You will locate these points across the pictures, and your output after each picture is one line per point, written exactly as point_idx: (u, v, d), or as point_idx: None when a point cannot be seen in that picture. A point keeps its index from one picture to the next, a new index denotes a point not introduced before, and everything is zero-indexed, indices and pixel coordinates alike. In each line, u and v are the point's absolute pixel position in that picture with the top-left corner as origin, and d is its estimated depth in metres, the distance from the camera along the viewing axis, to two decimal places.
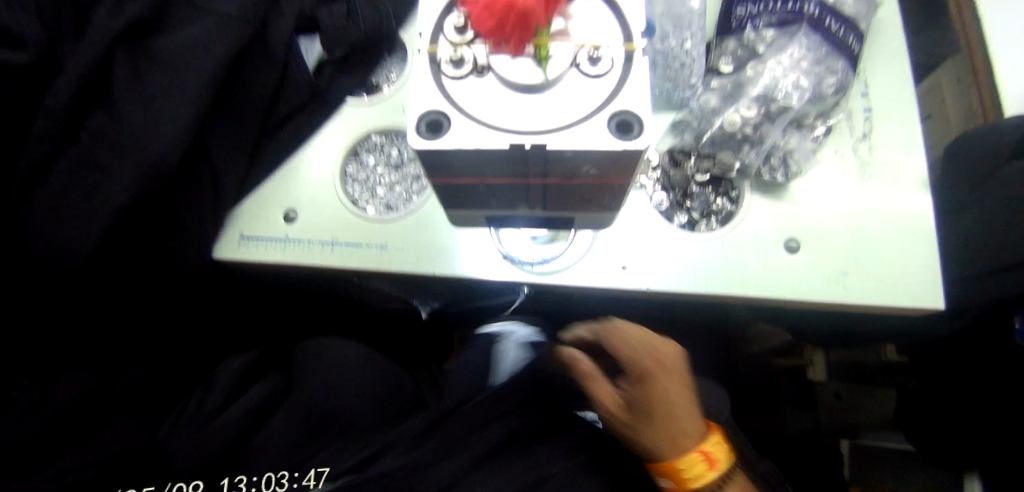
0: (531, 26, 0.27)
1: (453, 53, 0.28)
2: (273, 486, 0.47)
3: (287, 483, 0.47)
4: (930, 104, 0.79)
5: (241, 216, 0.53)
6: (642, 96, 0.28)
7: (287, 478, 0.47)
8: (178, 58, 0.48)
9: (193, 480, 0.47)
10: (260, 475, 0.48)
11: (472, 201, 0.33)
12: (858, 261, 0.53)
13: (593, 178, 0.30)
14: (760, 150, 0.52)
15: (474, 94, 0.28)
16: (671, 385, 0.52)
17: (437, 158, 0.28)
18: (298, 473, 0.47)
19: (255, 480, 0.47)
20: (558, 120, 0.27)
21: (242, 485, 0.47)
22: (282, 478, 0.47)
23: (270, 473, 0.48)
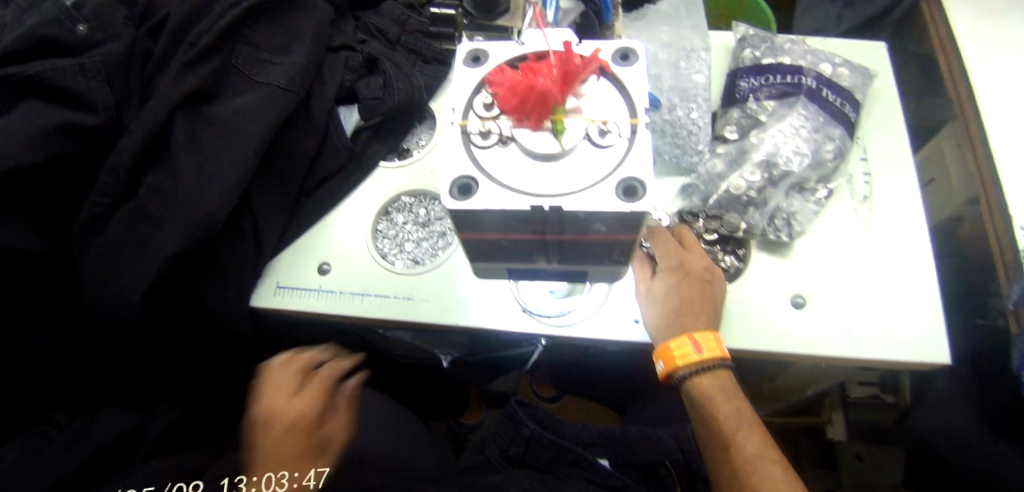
0: (549, 105, 0.31)
1: (481, 126, 0.33)
2: None
3: None
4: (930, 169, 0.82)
5: (279, 267, 0.57)
6: (645, 165, 0.31)
7: None
8: (231, 124, 0.54)
9: (192, 482, 0.53)
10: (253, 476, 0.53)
11: (495, 254, 0.36)
12: (862, 318, 0.55)
13: (603, 236, 0.33)
14: (765, 211, 0.54)
15: (499, 162, 0.32)
16: (695, 281, 0.50)
17: (466, 217, 0.31)
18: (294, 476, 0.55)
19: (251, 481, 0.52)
20: (571, 184, 0.31)
21: (240, 485, 0.51)
22: None
23: (263, 475, 0.54)
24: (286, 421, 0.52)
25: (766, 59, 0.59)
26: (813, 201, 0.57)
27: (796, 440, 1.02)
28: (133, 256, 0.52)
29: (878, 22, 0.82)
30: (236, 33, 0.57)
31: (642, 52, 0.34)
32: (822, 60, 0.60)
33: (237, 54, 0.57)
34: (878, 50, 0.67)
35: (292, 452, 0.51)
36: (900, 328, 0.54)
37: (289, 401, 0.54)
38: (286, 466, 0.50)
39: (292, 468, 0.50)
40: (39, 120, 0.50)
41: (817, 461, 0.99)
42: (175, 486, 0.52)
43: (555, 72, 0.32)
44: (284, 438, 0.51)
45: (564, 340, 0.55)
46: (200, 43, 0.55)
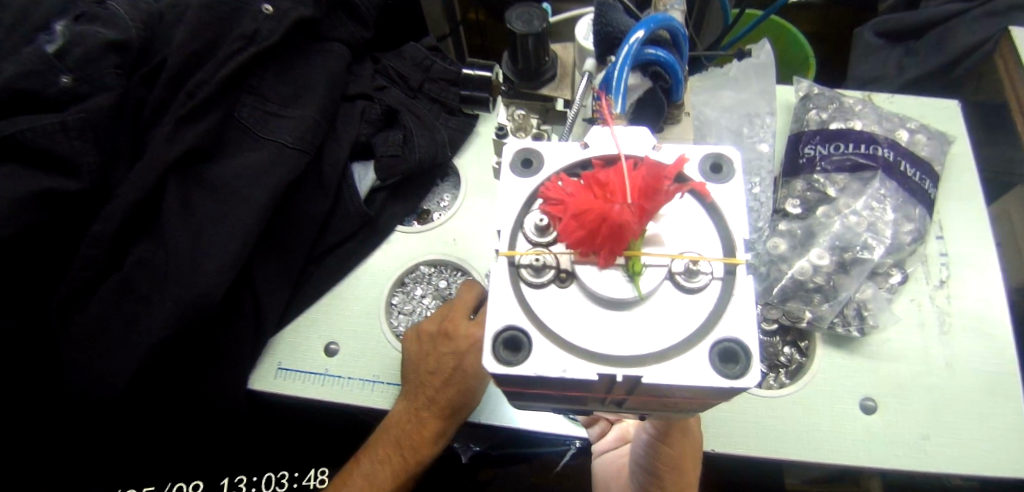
0: (625, 239, 0.24)
1: (533, 259, 0.26)
2: (274, 484, 0.56)
3: (288, 482, 0.56)
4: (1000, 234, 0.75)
5: (281, 345, 0.49)
6: (747, 321, 0.25)
7: (287, 479, 0.56)
8: (232, 188, 0.49)
9: (192, 481, 0.54)
10: (258, 476, 0.56)
11: (542, 400, 0.29)
12: (942, 426, 0.47)
13: (685, 399, 0.26)
14: (836, 302, 0.48)
15: (557, 308, 0.25)
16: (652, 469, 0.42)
17: (514, 380, 0.24)
18: (298, 475, 0.57)
19: (255, 481, 0.56)
20: (652, 344, 0.24)
21: (241, 485, 0.55)
22: (282, 479, 0.56)
23: (270, 474, 0.56)
24: (438, 377, 0.45)
25: (835, 124, 0.53)
26: (886, 288, 0.50)
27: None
28: (114, 337, 0.46)
29: (941, 72, 0.75)
30: (240, 82, 0.52)
31: (737, 161, 0.28)
32: (898, 126, 0.54)
33: (241, 106, 0.52)
34: (953, 111, 0.60)
35: (439, 408, 0.45)
36: (988, 440, 0.47)
37: (457, 354, 0.45)
38: (426, 411, 0.45)
39: (428, 421, 0.45)
40: (13, 183, 0.44)
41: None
42: (175, 487, 0.53)
43: (633, 196, 0.25)
44: (428, 397, 0.45)
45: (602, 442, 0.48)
46: (199, 94, 0.50)
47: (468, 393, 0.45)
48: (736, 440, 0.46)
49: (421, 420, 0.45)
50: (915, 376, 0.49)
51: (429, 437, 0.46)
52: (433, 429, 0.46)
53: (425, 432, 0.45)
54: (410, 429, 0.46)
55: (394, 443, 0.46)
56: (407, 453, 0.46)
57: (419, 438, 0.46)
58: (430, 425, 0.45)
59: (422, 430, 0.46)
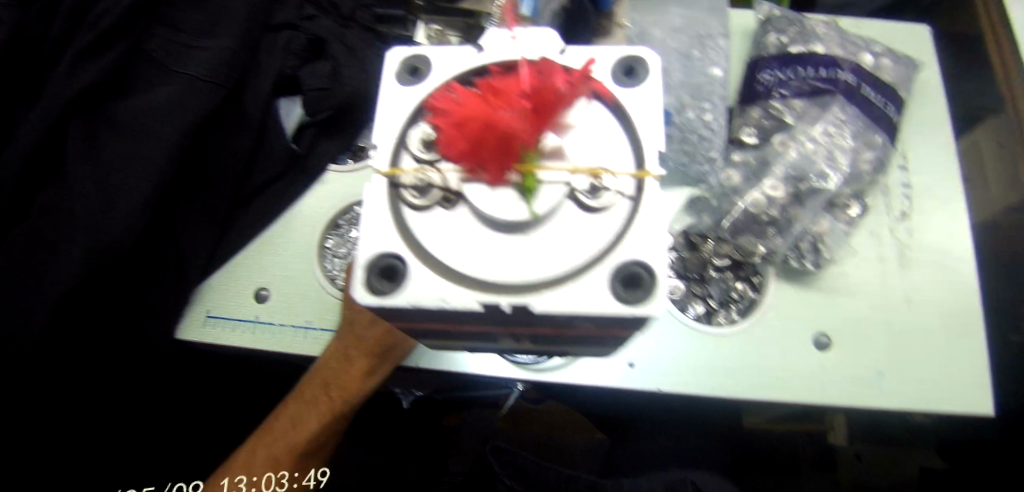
0: (514, 150, 0.22)
1: (415, 177, 0.23)
2: None
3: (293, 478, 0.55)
4: None
5: (209, 293, 0.47)
6: (657, 243, 0.22)
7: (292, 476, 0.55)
8: (140, 126, 0.45)
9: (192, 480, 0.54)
10: None
11: (447, 338, 0.27)
12: (894, 362, 0.47)
13: (591, 329, 0.24)
14: (789, 235, 0.46)
15: (444, 232, 0.23)
16: None
17: (394, 312, 0.22)
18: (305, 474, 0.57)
19: None
20: (542, 269, 0.22)
21: None
22: None
23: None
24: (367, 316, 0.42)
25: (795, 47, 0.49)
26: (844, 220, 0.48)
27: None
28: (25, 290, 0.43)
29: None
30: (148, 10, 0.47)
31: (655, 65, 0.25)
32: (862, 49, 0.50)
33: (151, 37, 0.47)
34: (925, 34, 0.56)
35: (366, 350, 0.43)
36: (939, 374, 0.46)
37: None
38: (355, 353, 0.43)
39: (357, 362, 0.43)
40: None
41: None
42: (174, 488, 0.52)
43: (526, 102, 0.22)
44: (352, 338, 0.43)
45: (546, 384, 0.46)
46: (101, 24, 0.45)
47: (397, 331, 0.43)
48: (682, 379, 0.44)
49: (346, 362, 0.43)
50: (871, 311, 0.48)
51: (360, 379, 0.43)
52: (364, 371, 0.43)
53: (353, 373, 0.43)
54: (337, 371, 0.44)
55: (322, 385, 0.44)
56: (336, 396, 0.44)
57: (348, 380, 0.43)
58: (357, 366, 0.43)
59: (352, 373, 0.43)
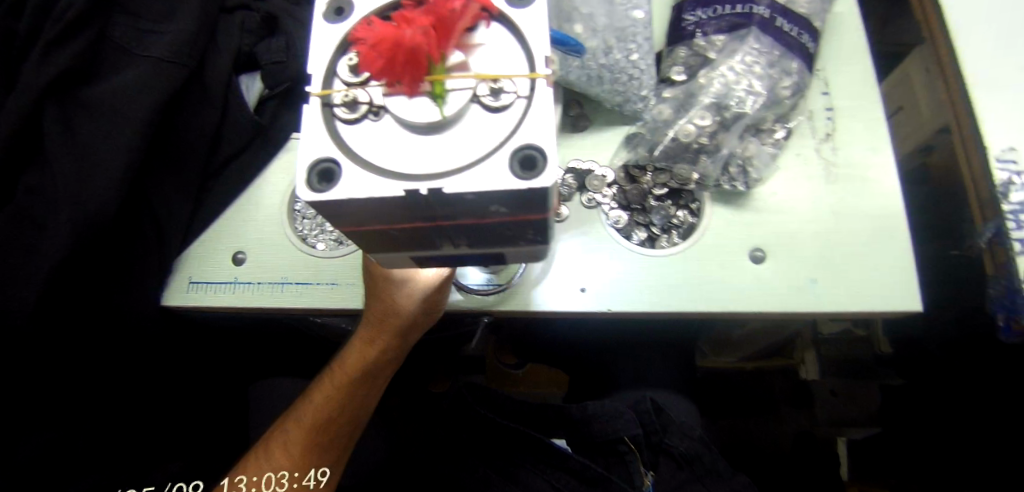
0: (422, 63, 0.26)
1: (343, 95, 0.27)
2: None
3: None
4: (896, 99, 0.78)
5: (190, 261, 0.50)
6: (548, 130, 0.26)
7: None
8: (110, 106, 0.48)
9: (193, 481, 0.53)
10: None
11: (393, 245, 0.31)
12: (827, 269, 0.51)
13: (506, 217, 0.28)
14: (716, 159, 0.49)
15: (370, 139, 0.27)
16: None
17: (331, 210, 0.26)
18: None
19: None
20: (452, 162, 0.26)
21: None
22: None
23: None
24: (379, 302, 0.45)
25: None
26: (771, 143, 0.52)
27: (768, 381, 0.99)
28: (18, 263, 0.46)
29: None
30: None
31: None
32: None
33: (113, 26, 0.50)
34: None
35: (393, 321, 0.46)
36: (871, 272, 0.51)
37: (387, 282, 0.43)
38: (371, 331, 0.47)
39: (372, 338, 0.48)
40: None
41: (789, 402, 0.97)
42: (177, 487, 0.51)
43: (430, 24, 0.27)
44: (382, 309, 0.45)
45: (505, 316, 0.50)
46: (66, 16, 0.48)
47: (405, 311, 0.45)
48: (632, 298, 0.48)
49: (366, 340, 0.48)
50: (802, 225, 0.52)
51: (367, 355, 0.49)
52: (373, 346, 0.48)
53: (370, 347, 0.48)
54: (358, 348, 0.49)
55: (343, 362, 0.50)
56: (345, 374, 0.49)
57: (358, 356, 0.49)
58: (376, 343, 0.48)
59: (362, 349, 0.49)
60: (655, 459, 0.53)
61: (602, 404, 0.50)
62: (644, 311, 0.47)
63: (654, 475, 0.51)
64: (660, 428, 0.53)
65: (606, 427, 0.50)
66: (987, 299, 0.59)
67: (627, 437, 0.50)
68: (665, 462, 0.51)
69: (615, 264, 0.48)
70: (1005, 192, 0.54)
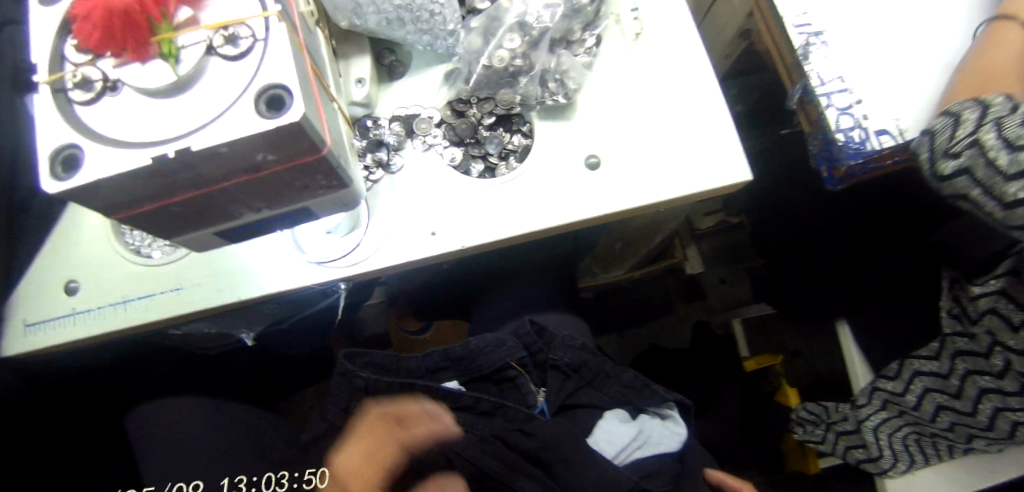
0: (140, 25, 0.25)
1: (72, 76, 0.26)
2: (274, 485, 0.53)
3: (287, 482, 0.53)
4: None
5: (19, 305, 0.47)
6: (292, 67, 0.27)
7: (286, 478, 0.53)
8: None
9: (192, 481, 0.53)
10: (258, 475, 0.54)
11: (183, 223, 0.31)
12: (658, 162, 0.53)
13: (280, 164, 0.28)
14: (533, 77, 0.52)
15: (112, 114, 0.26)
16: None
17: (86, 194, 0.26)
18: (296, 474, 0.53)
19: (255, 480, 0.54)
20: (198, 118, 0.26)
21: (242, 485, 0.53)
22: (281, 477, 0.54)
23: (269, 474, 0.54)
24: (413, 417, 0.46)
25: None
26: (583, 53, 0.56)
27: (663, 283, 1.10)
28: None
29: None
30: None
31: None
32: None
33: None
34: None
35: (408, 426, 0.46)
36: (706, 149, 0.54)
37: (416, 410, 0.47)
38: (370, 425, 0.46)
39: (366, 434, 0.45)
40: None
41: (683, 296, 1.10)
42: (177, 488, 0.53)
43: None
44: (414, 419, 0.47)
45: (363, 278, 0.51)
46: None
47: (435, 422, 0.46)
48: (484, 231, 0.50)
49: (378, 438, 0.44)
50: (629, 125, 0.55)
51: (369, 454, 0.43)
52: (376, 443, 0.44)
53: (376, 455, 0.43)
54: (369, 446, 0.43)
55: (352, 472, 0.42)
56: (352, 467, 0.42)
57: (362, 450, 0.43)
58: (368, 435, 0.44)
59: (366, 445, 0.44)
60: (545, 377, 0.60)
61: (485, 341, 0.57)
62: (496, 239, 0.50)
63: (545, 392, 0.59)
64: (544, 345, 0.59)
65: (493, 358, 0.57)
66: (812, 157, 0.61)
67: (513, 362, 0.57)
68: (554, 375, 0.59)
69: (461, 202, 0.50)
70: (805, 53, 0.56)
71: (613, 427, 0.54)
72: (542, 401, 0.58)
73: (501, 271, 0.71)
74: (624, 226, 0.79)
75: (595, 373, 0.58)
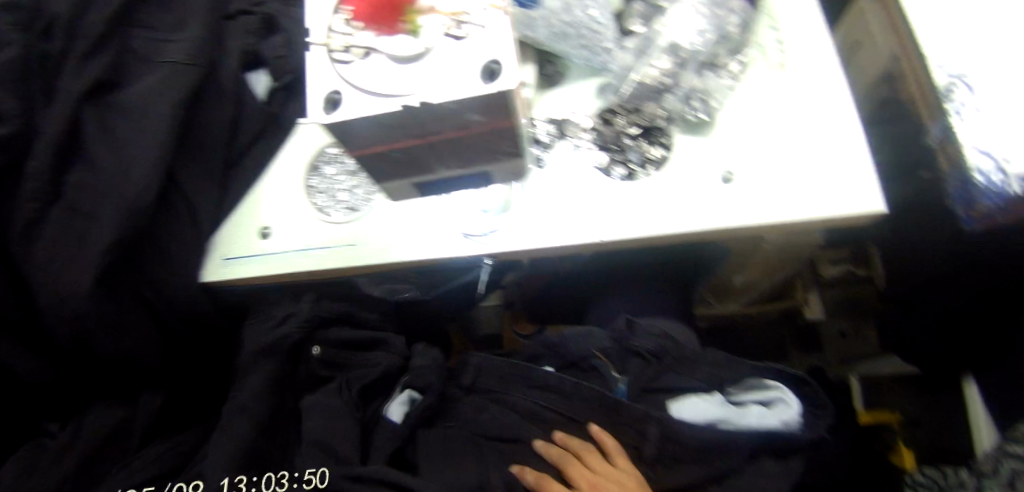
0: (399, 6, 0.33)
1: (341, 42, 0.34)
2: (274, 485, 0.51)
3: (287, 482, 0.51)
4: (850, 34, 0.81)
5: (220, 243, 0.57)
6: (507, 46, 0.32)
7: (286, 478, 0.51)
8: (136, 108, 0.53)
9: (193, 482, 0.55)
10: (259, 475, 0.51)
11: (400, 168, 0.37)
12: (799, 184, 0.53)
13: (483, 126, 0.34)
14: (679, 94, 0.55)
15: (365, 70, 0.33)
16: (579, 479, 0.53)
17: (342, 129, 0.33)
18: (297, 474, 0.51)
19: (255, 480, 0.51)
20: (434, 79, 0.32)
21: (241, 484, 0.50)
22: (282, 478, 0.51)
23: (270, 473, 0.52)
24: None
25: None
26: (727, 76, 0.57)
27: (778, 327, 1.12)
28: (72, 253, 0.52)
29: None
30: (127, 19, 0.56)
31: None
32: None
33: (133, 40, 0.57)
34: None
35: None
36: (848, 176, 0.53)
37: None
38: None
39: None
40: None
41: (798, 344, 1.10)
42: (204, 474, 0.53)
43: None
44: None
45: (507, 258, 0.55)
46: (91, 35, 0.54)
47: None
48: (620, 227, 0.53)
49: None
50: (768, 145, 0.56)
51: None
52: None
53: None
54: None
55: None
56: None
57: None
58: None
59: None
60: (626, 363, 0.60)
61: (576, 330, 0.63)
62: (631, 236, 0.52)
63: (625, 379, 0.59)
64: (626, 331, 0.62)
65: (581, 345, 0.61)
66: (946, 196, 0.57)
67: (596, 350, 0.61)
68: (634, 361, 0.59)
69: (599, 199, 0.54)
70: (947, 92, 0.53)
71: (707, 405, 0.54)
72: (622, 385, 0.58)
73: (627, 276, 0.77)
74: (754, 255, 0.78)
75: (677, 359, 0.58)
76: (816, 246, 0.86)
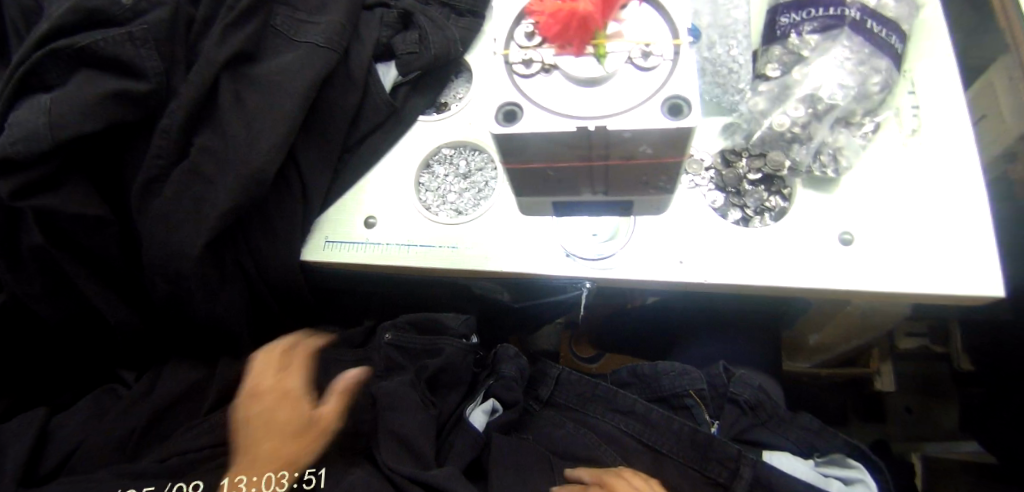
0: (590, 30, 0.31)
1: (523, 55, 0.33)
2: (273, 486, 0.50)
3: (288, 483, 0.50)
4: (982, 104, 0.74)
5: (324, 225, 0.59)
6: (692, 83, 0.31)
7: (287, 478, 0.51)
8: (271, 83, 0.54)
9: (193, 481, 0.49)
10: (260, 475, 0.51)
11: (545, 187, 0.37)
12: (928, 259, 0.50)
13: (649, 158, 0.33)
14: (809, 148, 0.53)
15: (545, 89, 0.33)
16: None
17: (513, 142, 0.32)
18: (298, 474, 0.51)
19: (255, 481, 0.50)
20: (615, 106, 0.31)
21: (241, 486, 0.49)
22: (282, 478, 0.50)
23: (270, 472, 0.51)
24: None
25: None
26: (859, 136, 0.55)
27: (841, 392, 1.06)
28: (188, 214, 0.53)
29: None
30: None
31: None
32: None
33: (276, 17, 0.57)
34: None
35: None
36: (979, 257, 0.49)
37: None
38: None
39: None
40: (95, 85, 0.51)
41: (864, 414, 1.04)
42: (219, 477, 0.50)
43: None
44: None
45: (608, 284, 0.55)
46: (240, 6, 0.54)
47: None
48: (730, 272, 0.51)
49: None
50: (899, 212, 0.53)
51: None
52: None
53: None
54: None
55: None
56: None
57: None
58: None
59: None
60: (720, 408, 0.60)
61: (672, 365, 0.60)
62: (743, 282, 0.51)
63: (718, 424, 0.58)
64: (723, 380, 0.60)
65: (674, 382, 0.59)
66: None
67: (693, 390, 0.58)
68: (730, 408, 0.59)
69: (710, 241, 0.53)
70: None
71: (802, 464, 0.53)
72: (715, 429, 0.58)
73: (712, 317, 0.75)
74: (845, 318, 0.74)
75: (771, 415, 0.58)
76: (897, 320, 0.81)
